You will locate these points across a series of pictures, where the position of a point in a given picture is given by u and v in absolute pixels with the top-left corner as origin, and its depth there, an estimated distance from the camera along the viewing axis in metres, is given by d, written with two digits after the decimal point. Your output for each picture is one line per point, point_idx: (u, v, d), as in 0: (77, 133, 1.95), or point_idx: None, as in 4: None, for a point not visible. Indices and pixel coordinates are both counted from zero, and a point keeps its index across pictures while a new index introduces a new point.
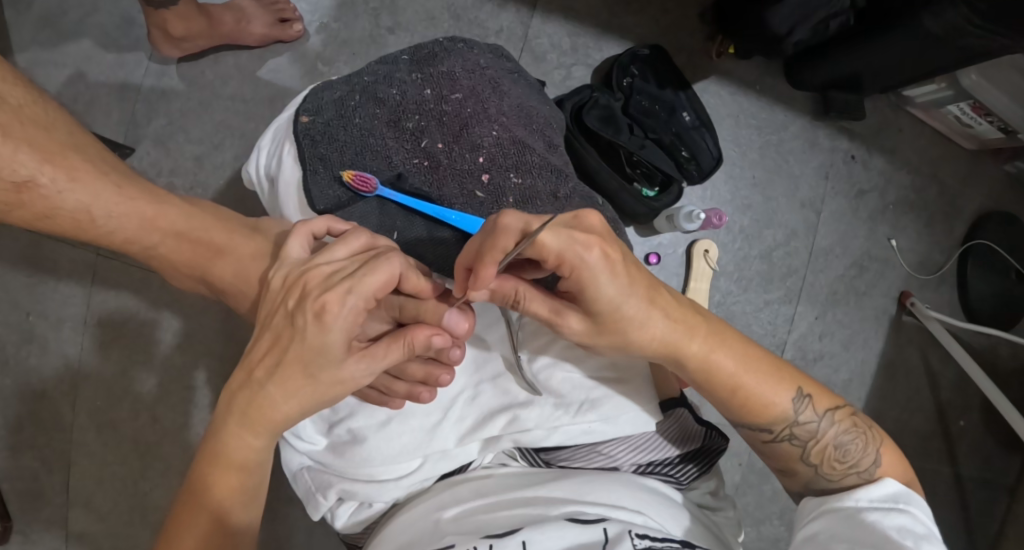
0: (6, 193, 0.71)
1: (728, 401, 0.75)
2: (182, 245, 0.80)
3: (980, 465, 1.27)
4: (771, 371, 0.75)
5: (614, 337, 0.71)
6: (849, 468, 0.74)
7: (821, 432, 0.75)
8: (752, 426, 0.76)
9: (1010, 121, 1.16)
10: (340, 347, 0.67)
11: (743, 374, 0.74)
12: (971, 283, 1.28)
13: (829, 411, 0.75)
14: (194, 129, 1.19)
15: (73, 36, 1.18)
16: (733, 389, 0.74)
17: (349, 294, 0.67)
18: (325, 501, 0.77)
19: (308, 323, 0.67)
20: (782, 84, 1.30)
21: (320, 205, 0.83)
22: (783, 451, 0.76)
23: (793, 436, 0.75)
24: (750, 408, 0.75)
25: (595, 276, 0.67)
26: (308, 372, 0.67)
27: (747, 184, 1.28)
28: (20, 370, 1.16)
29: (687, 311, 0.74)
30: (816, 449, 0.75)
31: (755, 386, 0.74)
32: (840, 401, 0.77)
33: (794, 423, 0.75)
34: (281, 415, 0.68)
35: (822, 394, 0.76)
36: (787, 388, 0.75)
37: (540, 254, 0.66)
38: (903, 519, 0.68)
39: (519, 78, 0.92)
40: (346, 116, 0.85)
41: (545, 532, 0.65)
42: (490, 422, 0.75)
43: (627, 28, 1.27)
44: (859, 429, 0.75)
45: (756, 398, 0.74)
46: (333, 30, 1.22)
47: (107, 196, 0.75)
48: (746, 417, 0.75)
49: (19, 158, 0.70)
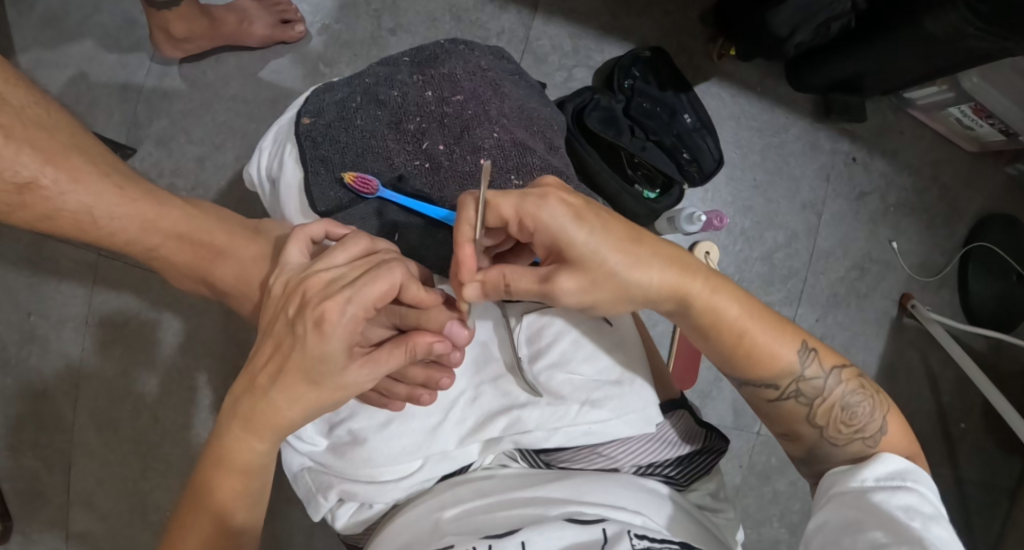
0: (9, 194, 0.71)
1: (733, 350, 0.75)
2: (183, 246, 0.80)
3: (981, 466, 1.27)
4: (773, 323, 0.75)
5: (604, 289, 0.71)
6: (855, 431, 0.74)
7: (827, 390, 0.75)
8: (757, 382, 0.76)
9: (1010, 124, 1.16)
10: (341, 354, 0.67)
11: (746, 320, 0.74)
12: (972, 284, 1.28)
13: (835, 369, 0.76)
14: (196, 130, 1.19)
15: (75, 38, 1.18)
16: (739, 335, 0.74)
17: (348, 302, 0.66)
18: (325, 502, 0.77)
19: (307, 331, 0.66)
20: (783, 85, 1.30)
21: (321, 207, 0.83)
22: (789, 409, 0.76)
23: (798, 392, 0.76)
24: (754, 359, 0.75)
25: (563, 225, 0.69)
26: (310, 379, 0.67)
27: (748, 187, 1.28)
28: (21, 370, 1.16)
29: (683, 255, 0.75)
30: (822, 408, 0.75)
31: (759, 335, 0.75)
32: (846, 361, 0.77)
33: (800, 377, 0.75)
34: (286, 420, 0.68)
35: (826, 350, 0.76)
36: (791, 342, 0.75)
37: (501, 217, 0.70)
38: (911, 497, 0.68)
39: (521, 80, 0.92)
40: (348, 117, 0.85)
41: (545, 533, 0.65)
42: (490, 424, 0.75)
43: (628, 30, 1.27)
44: (866, 391, 0.76)
45: (762, 350, 0.75)
46: (335, 31, 1.22)
47: (109, 197, 0.75)
48: (751, 373, 0.76)
49: (21, 159, 0.70)
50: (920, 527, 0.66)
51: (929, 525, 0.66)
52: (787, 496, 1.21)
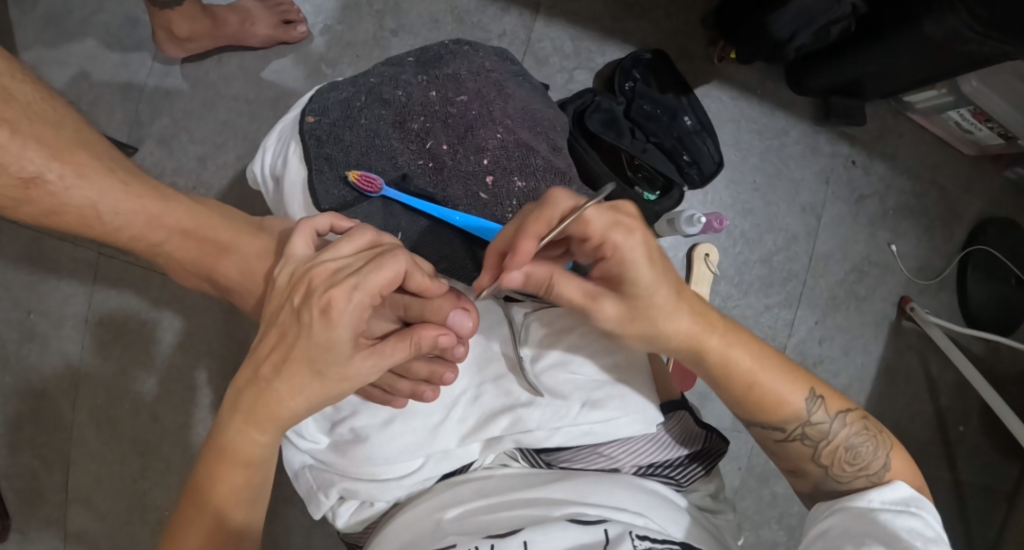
0: (14, 189, 0.71)
1: (744, 398, 0.76)
2: (189, 243, 0.80)
3: (979, 470, 1.27)
4: (785, 369, 0.76)
5: (637, 329, 0.73)
6: (859, 470, 0.74)
7: (832, 433, 0.75)
8: (765, 424, 0.76)
9: (1009, 127, 1.17)
10: (347, 343, 0.67)
11: (760, 371, 0.75)
12: (971, 288, 1.28)
13: (841, 412, 0.76)
14: (197, 129, 1.19)
15: (78, 36, 1.19)
16: (752, 384, 0.75)
17: (354, 290, 0.66)
18: (326, 500, 0.77)
19: (314, 319, 0.66)
20: (783, 88, 1.30)
21: (325, 205, 0.83)
22: (795, 450, 0.77)
23: (804, 436, 0.76)
24: (767, 402, 0.75)
25: (635, 259, 0.70)
26: (314, 368, 0.67)
27: (748, 189, 1.29)
28: (21, 368, 1.16)
29: (708, 308, 0.75)
30: (826, 449, 0.76)
31: (773, 384, 0.75)
32: (851, 403, 0.77)
33: (806, 423, 0.75)
34: (287, 411, 0.68)
35: (834, 395, 0.76)
36: (799, 387, 0.76)
37: (584, 232, 0.70)
38: (915, 522, 0.69)
39: (524, 80, 0.92)
40: (353, 116, 0.85)
41: (548, 532, 0.65)
42: (491, 423, 0.75)
43: (629, 32, 1.27)
44: (869, 432, 0.76)
45: (774, 397, 0.75)
46: (337, 32, 1.23)
47: (113, 193, 0.75)
48: (760, 416, 0.76)
49: (27, 154, 0.70)
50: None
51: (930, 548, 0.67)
52: (786, 499, 1.21)
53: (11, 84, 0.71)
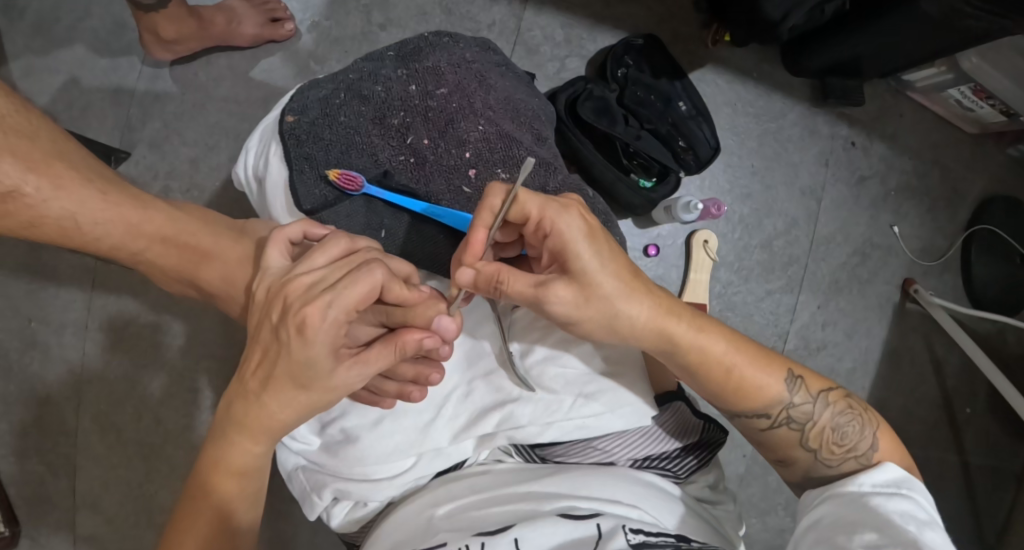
0: None
1: (722, 387, 0.75)
2: (170, 250, 0.79)
3: (987, 452, 1.26)
4: (760, 355, 0.76)
5: (594, 310, 0.71)
6: (848, 451, 0.74)
7: (817, 414, 0.75)
8: (748, 413, 0.76)
9: (1010, 104, 1.15)
10: (327, 357, 0.66)
11: (734, 355, 0.75)
12: (975, 268, 1.27)
13: (823, 392, 0.76)
14: (189, 131, 1.19)
15: (66, 43, 1.18)
16: (728, 371, 0.74)
17: (329, 306, 0.65)
18: (320, 501, 0.76)
19: (291, 337, 0.65)
20: (780, 70, 1.29)
21: (307, 205, 0.82)
22: (782, 437, 0.76)
23: (790, 420, 0.75)
24: (743, 391, 0.75)
25: (574, 234, 0.69)
26: (298, 383, 0.67)
27: (746, 173, 1.27)
28: (23, 376, 1.16)
29: (670, 297, 0.75)
30: (813, 432, 0.75)
31: (747, 368, 0.75)
32: (833, 384, 0.77)
33: (789, 404, 0.75)
34: (278, 423, 0.68)
35: (813, 376, 0.77)
36: (777, 374, 0.76)
37: (523, 215, 0.70)
38: (906, 504, 0.68)
39: (507, 70, 0.91)
40: (332, 114, 0.84)
41: (539, 529, 0.64)
42: (483, 420, 0.74)
43: (620, 19, 1.26)
44: (855, 410, 0.76)
45: (753, 382, 0.75)
46: (325, 28, 1.22)
47: (91, 203, 0.75)
48: (742, 404, 0.75)
49: (4, 167, 0.70)
50: (915, 531, 0.65)
51: (925, 531, 0.66)
52: None
53: None
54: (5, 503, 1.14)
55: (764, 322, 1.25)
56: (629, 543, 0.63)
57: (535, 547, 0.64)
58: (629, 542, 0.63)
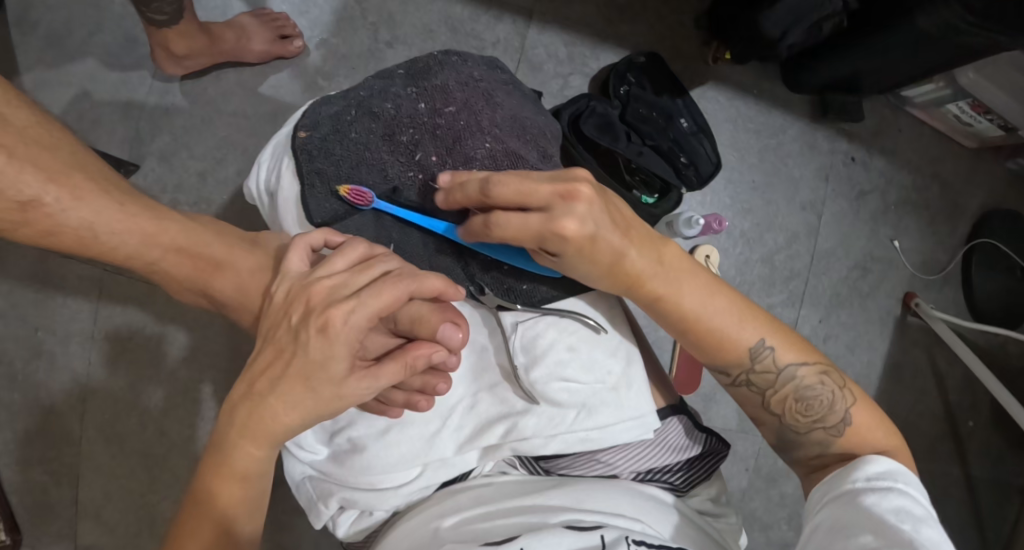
0: (11, 212, 0.71)
1: (695, 339, 0.78)
2: (183, 259, 0.81)
3: (991, 465, 1.27)
4: (736, 314, 0.78)
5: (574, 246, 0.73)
6: (814, 421, 0.77)
7: (781, 383, 0.78)
8: (716, 367, 0.79)
9: (1009, 119, 1.16)
10: (343, 362, 0.69)
11: (707, 308, 0.77)
12: (976, 283, 1.28)
13: (794, 364, 0.78)
14: (198, 145, 1.21)
15: (77, 56, 1.20)
16: (696, 324, 0.77)
17: (353, 311, 0.68)
18: (326, 510, 0.77)
19: (311, 337, 0.68)
20: (779, 87, 1.30)
21: (317, 218, 0.84)
22: (747, 396, 0.80)
23: (750, 382, 0.78)
24: (715, 344, 0.78)
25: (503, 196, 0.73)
26: (309, 386, 0.68)
27: (747, 189, 1.28)
28: (28, 385, 1.17)
29: (656, 247, 0.78)
30: (777, 397, 0.78)
31: (718, 322, 0.77)
32: (810, 355, 0.79)
33: (751, 369, 0.78)
34: (282, 426, 0.69)
35: (787, 345, 0.78)
36: (749, 333, 0.77)
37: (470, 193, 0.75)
38: (901, 500, 0.69)
39: (514, 89, 0.93)
40: (343, 130, 0.86)
41: (544, 539, 0.65)
42: (488, 431, 0.75)
43: (622, 36, 1.28)
44: (826, 383, 0.78)
45: (718, 337, 0.77)
46: (332, 45, 1.24)
47: (109, 213, 0.75)
48: (710, 358, 0.79)
49: (23, 177, 0.70)
50: (910, 529, 0.66)
51: (920, 528, 0.66)
52: (795, 498, 1.21)
53: (6, 109, 0.71)
54: (7, 511, 1.15)
55: None
56: None
57: None
58: None
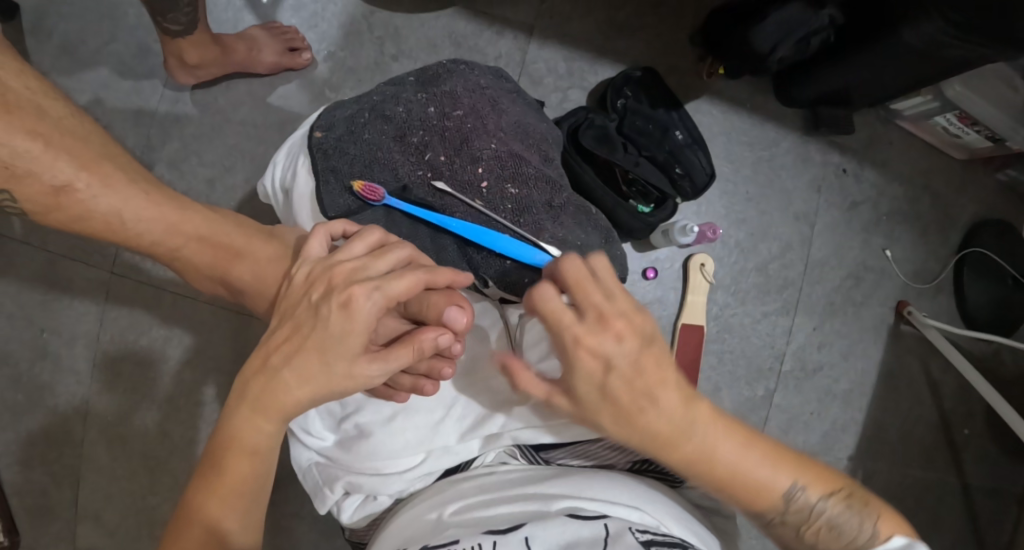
0: (46, 197, 0.76)
1: (728, 489, 0.70)
2: (205, 248, 0.83)
3: (989, 475, 1.30)
4: (766, 457, 0.70)
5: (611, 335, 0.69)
6: (847, 546, 0.69)
7: (814, 515, 0.70)
8: (750, 510, 0.71)
9: (995, 129, 1.20)
10: (358, 340, 0.71)
11: (741, 465, 0.69)
12: (969, 292, 1.31)
13: (823, 494, 0.70)
14: (207, 152, 1.24)
15: (91, 65, 1.24)
16: (729, 477, 0.69)
17: (374, 290, 0.71)
18: (332, 494, 0.80)
19: (331, 312, 0.71)
20: (771, 101, 1.34)
21: (330, 212, 0.87)
22: (779, 531, 0.71)
23: (783, 520, 0.70)
24: (747, 489, 0.69)
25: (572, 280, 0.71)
26: (323, 359, 0.71)
27: (741, 200, 1.32)
28: (33, 385, 1.20)
29: (688, 397, 0.69)
30: (809, 530, 0.70)
31: (752, 476, 0.69)
32: (835, 480, 0.71)
33: (783, 510, 0.70)
34: (292, 399, 0.71)
35: (815, 475, 0.70)
36: (780, 475, 0.69)
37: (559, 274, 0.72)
38: None
39: (518, 97, 0.96)
40: (356, 131, 0.89)
41: (548, 528, 0.67)
42: (489, 420, 0.78)
43: (621, 51, 1.32)
44: (854, 506, 0.70)
45: (750, 484, 0.69)
46: (340, 58, 1.28)
47: (136, 201, 0.79)
48: (743, 503, 0.70)
49: (59, 164, 0.75)
50: None
51: None
52: None
53: (46, 101, 0.76)
54: (6, 513, 1.18)
55: (760, 343, 1.29)
56: (638, 541, 0.67)
57: (546, 544, 0.66)
58: (639, 540, 0.68)
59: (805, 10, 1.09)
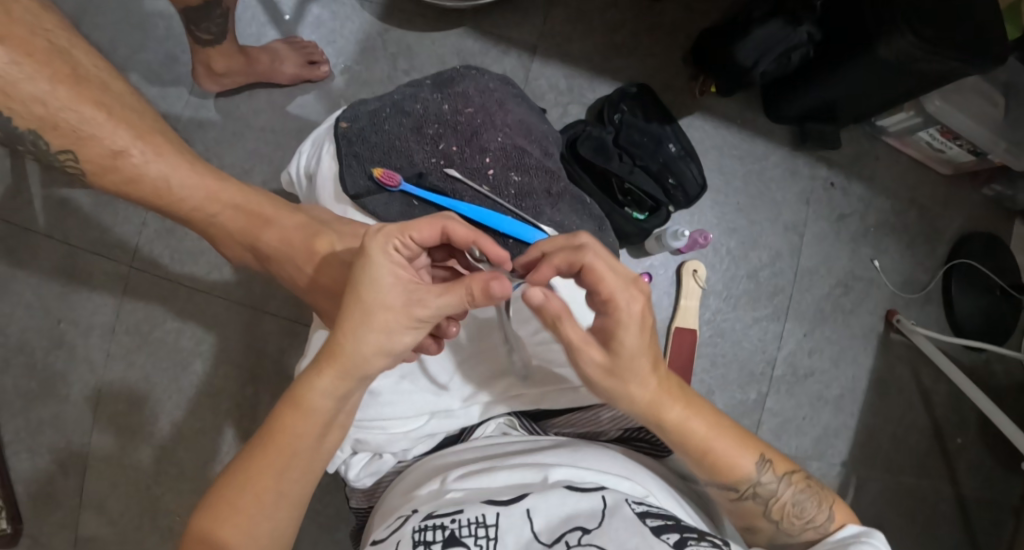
0: (104, 157, 0.83)
1: (700, 461, 0.79)
2: (239, 216, 0.90)
3: (981, 484, 1.34)
4: (736, 438, 0.79)
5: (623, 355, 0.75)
6: (806, 523, 0.79)
7: (778, 494, 0.80)
8: (719, 485, 0.80)
9: (976, 143, 1.26)
10: (387, 277, 0.73)
11: (711, 439, 0.78)
12: (958, 302, 1.36)
13: (787, 474, 0.80)
14: (227, 155, 1.31)
15: (120, 70, 1.31)
16: (704, 451, 0.78)
17: (393, 230, 0.75)
18: (340, 452, 0.87)
19: (355, 261, 0.74)
20: (761, 117, 1.40)
21: (352, 192, 0.94)
22: (748, 508, 0.81)
23: (753, 495, 0.80)
24: (715, 462, 0.79)
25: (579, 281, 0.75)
26: (360, 301, 0.73)
27: (732, 210, 1.38)
28: (47, 373, 1.25)
29: (671, 380, 0.79)
30: (775, 507, 0.80)
31: (723, 450, 0.78)
32: (796, 465, 0.82)
33: (753, 484, 0.79)
34: (343, 350, 0.73)
35: (780, 458, 0.81)
36: (749, 453, 0.79)
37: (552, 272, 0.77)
38: None
39: (524, 100, 1.02)
40: (378, 122, 0.95)
41: (549, 499, 0.71)
42: (490, 386, 0.87)
43: (620, 69, 1.39)
44: (812, 488, 0.80)
45: (722, 459, 0.78)
46: (356, 72, 1.35)
47: (183, 168, 0.87)
48: (713, 477, 0.80)
49: (118, 132, 0.83)
50: None
51: None
52: None
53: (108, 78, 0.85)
54: (12, 499, 1.22)
55: (752, 348, 1.34)
56: (634, 512, 0.71)
57: (547, 515, 0.70)
58: (634, 511, 0.71)
59: (785, 27, 1.18)
